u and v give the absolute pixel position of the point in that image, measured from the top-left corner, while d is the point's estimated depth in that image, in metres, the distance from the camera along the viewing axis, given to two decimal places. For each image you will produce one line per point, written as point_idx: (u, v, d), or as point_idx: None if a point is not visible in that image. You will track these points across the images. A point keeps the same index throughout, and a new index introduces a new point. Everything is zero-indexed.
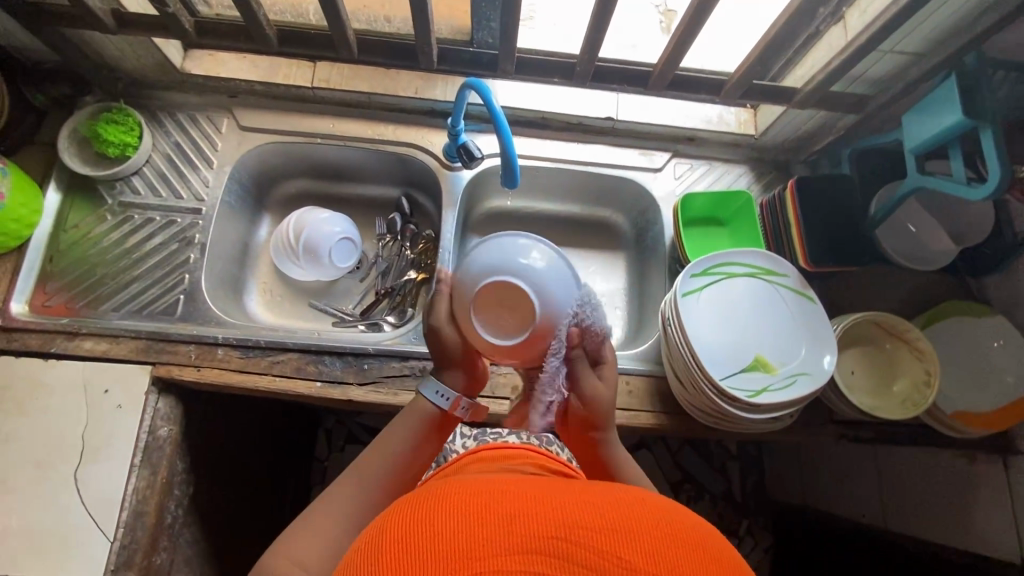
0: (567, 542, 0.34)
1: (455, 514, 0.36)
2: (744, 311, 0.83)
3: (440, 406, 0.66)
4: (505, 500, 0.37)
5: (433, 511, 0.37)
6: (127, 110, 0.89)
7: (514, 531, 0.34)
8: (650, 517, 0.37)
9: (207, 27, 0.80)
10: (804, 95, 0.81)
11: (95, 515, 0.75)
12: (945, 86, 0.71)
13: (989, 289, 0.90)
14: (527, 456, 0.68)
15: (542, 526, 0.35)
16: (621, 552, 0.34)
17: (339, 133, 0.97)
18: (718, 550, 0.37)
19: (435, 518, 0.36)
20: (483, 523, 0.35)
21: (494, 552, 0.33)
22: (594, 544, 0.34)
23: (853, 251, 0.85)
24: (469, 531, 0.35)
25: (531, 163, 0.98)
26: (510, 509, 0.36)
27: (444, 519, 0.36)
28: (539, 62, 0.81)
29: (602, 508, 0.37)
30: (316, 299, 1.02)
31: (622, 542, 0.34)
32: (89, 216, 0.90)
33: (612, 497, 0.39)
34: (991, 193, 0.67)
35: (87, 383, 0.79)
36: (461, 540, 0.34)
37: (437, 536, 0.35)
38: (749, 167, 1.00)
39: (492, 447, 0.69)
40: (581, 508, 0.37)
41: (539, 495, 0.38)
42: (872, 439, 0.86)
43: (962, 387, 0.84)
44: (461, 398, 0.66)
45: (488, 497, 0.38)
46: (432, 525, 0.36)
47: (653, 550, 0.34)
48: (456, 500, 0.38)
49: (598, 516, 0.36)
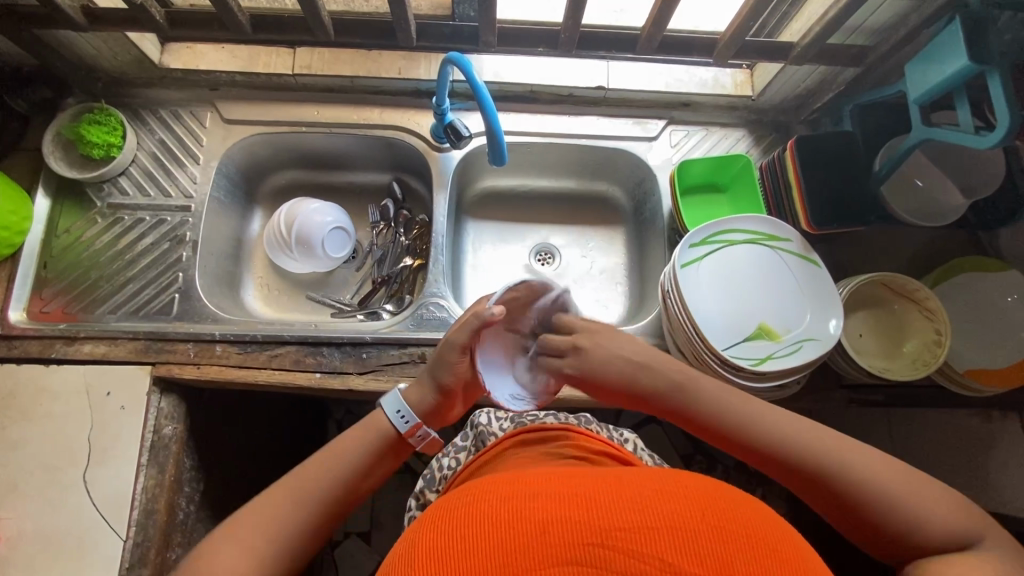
0: (604, 547, 0.33)
1: (488, 522, 0.35)
2: (746, 278, 0.80)
3: (399, 429, 0.65)
4: (539, 501, 0.36)
5: (464, 519, 0.36)
6: (109, 110, 0.87)
7: (549, 541, 0.33)
8: (693, 508, 0.35)
9: (179, 17, 0.77)
10: (800, 51, 0.77)
11: (107, 516, 0.76)
12: (949, 30, 0.67)
13: (1002, 243, 0.87)
14: (563, 436, 0.66)
15: (577, 531, 0.33)
16: (662, 552, 0.32)
17: (324, 120, 0.95)
18: (769, 534, 0.35)
19: (467, 527, 0.36)
20: (517, 533, 0.34)
21: (530, 566, 0.32)
22: (633, 546, 0.33)
23: (858, 208, 0.82)
24: (504, 541, 0.34)
25: (521, 139, 0.96)
26: (543, 513, 0.35)
27: (476, 530, 0.35)
28: (522, 32, 0.79)
29: (640, 503, 0.35)
30: (313, 291, 1.02)
31: (663, 541, 0.33)
32: (79, 220, 0.89)
33: (648, 487, 0.37)
34: (1001, 141, 0.64)
35: (90, 387, 0.79)
36: (495, 555, 0.33)
37: (469, 551, 0.34)
38: (748, 130, 0.97)
39: (533, 430, 0.68)
40: (617, 504, 0.35)
41: (575, 493, 0.36)
42: (884, 402, 0.84)
43: (976, 344, 0.82)
44: (420, 424, 0.64)
45: (519, 501, 0.36)
46: (466, 536, 0.35)
47: (696, 548, 0.33)
48: (487, 506, 0.37)
49: (636, 514, 0.34)
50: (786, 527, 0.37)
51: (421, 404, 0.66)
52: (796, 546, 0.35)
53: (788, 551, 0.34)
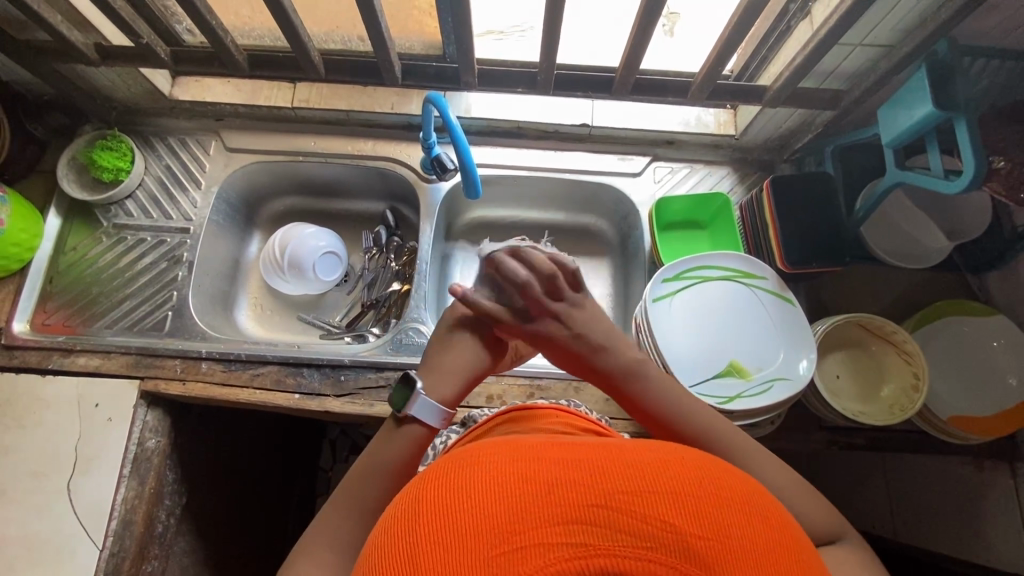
0: (607, 509, 0.31)
1: (488, 480, 0.33)
2: (721, 314, 0.81)
3: (428, 424, 0.59)
4: (541, 462, 0.34)
5: (465, 474, 0.33)
6: (120, 136, 0.93)
7: (554, 501, 0.31)
8: (690, 475, 0.33)
9: (183, 55, 0.84)
10: (773, 94, 0.79)
11: (85, 524, 0.78)
12: (917, 77, 0.68)
13: (990, 287, 0.86)
14: (554, 414, 0.54)
15: (580, 492, 0.31)
16: (664, 515, 0.30)
17: (320, 151, 1.00)
18: (762, 504, 0.34)
19: (468, 483, 0.33)
20: (518, 492, 0.31)
21: (531, 525, 0.30)
22: (637, 511, 0.30)
23: (832, 248, 0.82)
24: (506, 500, 0.31)
25: (508, 172, 0.99)
26: (547, 473, 0.33)
27: (476, 486, 0.32)
28: (501, 73, 0.83)
29: (641, 469, 0.33)
30: (304, 312, 1.05)
31: (663, 503, 0.31)
32: (86, 239, 0.95)
33: (647, 452, 0.35)
34: (968, 186, 0.64)
35: (81, 398, 0.83)
36: (495, 515, 0.31)
37: (473, 508, 0.31)
38: (733, 168, 0.98)
39: (526, 407, 0.56)
40: (619, 466, 0.33)
41: (572, 455, 0.34)
42: (866, 447, 0.82)
43: (962, 391, 0.80)
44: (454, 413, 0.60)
45: (521, 462, 0.34)
46: (464, 494, 0.32)
47: (695, 510, 0.31)
48: (486, 464, 0.34)
49: (637, 476, 0.32)
50: (773, 496, 0.36)
51: (446, 395, 0.60)
52: (788, 525, 0.34)
53: (775, 518, 0.33)
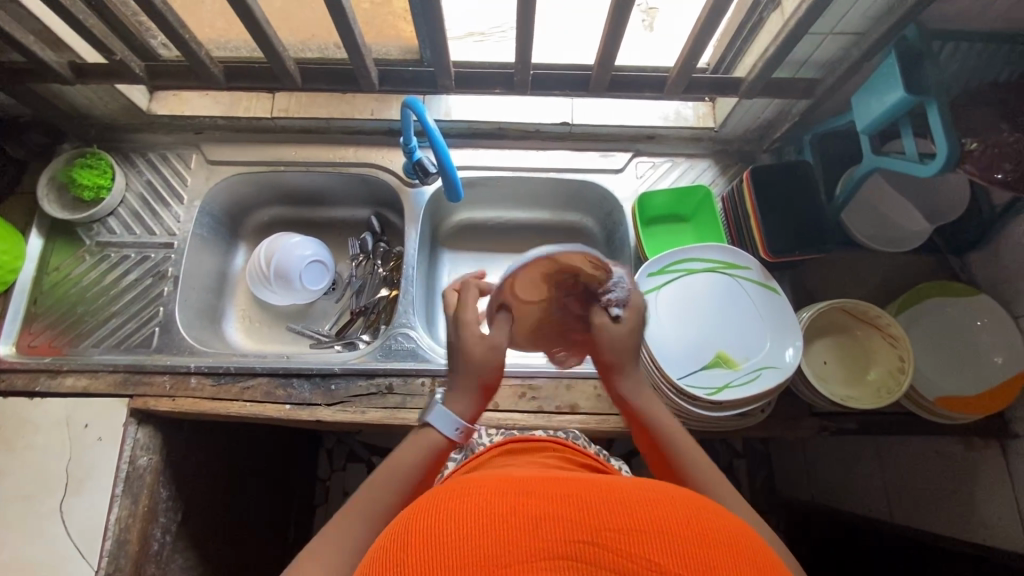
0: (593, 547, 0.31)
1: (477, 513, 0.33)
2: (707, 305, 0.82)
3: (448, 435, 0.61)
4: (530, 499, 0.34)
5: (455, 507, 0.34)
6: (99, 154, 0.93)
7: (541, 537, 0.32)
8: (680, 516, 0.34)
9: (158, 69, 0.84)
10: (748, 86, 0.80)
11: (80, 546, 0.77)
12: (888, 62, 0.68)
13: (972, 267, 0.86)
14: (551, 448, 0.61)
15: (569, 528, 0.32)
16: (651, 554, 0.31)
17: (301, 160, 0.99)
18: (751, 547, 0.34)
19: (456, 515, 0.33)
20: (507, 528, 0.32)
21: (517, 561, 0.31)
22: (623, 549, 0.31)
23: (813, 236, 0.82)
24: (494, 533, 0.32)
25: (490, 174, 0.99)
26: (535, 510, 0.33)
27: (465, 520, 0.33)
28: (478, 75, 0.84)
29: (631, 507, 0.34)
30: (294, 322, 1.05)
31: (650, 542, 0.31)
32: (69, 258, 0.94)
33: (638, 490, 0.36)
34: (942, 169, 0.65)
35: (70, 419, 0.82)
36: (483, 548, 0.31)
37: (460, 540, 0.32)
38: (714, 160, 0.99)
39: (523, 439, 0.62)
40: (609, 504, 0.34)
41: (563, 492, 0.35)
42: (857, 432, 0.83)
43: (949, 372, 0.81)
44: (472, 428, 0.61)
45: (512, 497, 0.34)
46: (452, 527, 0.33)
47: (682, 551, 0.31)
48: (476, 500, 0.34)
49: (626, 514, 0.33)
50: (762, 538, 0.36)
51: (459, 402, 0.61)
52: (776, 565, 0.35)
53: (762, 557, 0.34)
